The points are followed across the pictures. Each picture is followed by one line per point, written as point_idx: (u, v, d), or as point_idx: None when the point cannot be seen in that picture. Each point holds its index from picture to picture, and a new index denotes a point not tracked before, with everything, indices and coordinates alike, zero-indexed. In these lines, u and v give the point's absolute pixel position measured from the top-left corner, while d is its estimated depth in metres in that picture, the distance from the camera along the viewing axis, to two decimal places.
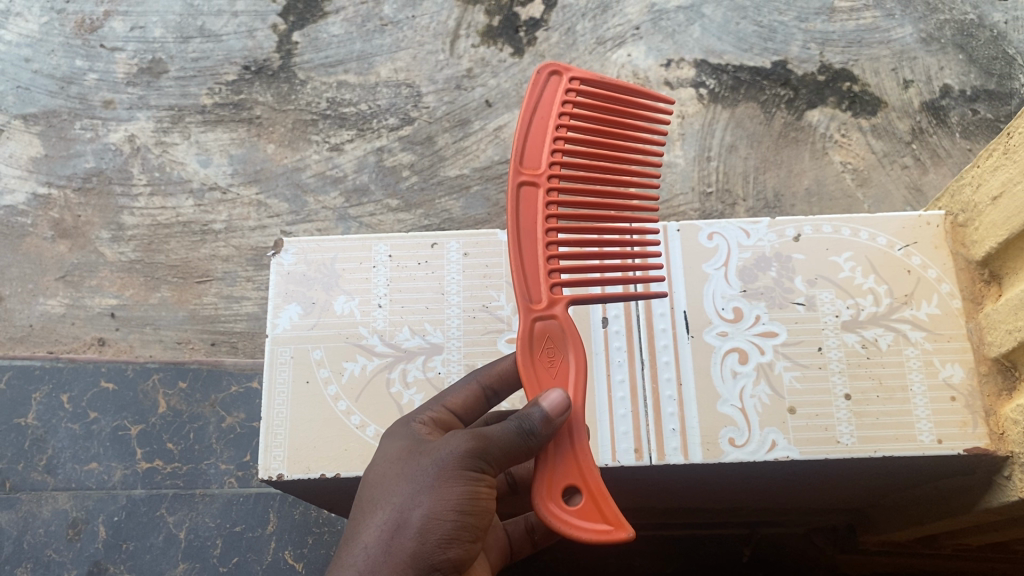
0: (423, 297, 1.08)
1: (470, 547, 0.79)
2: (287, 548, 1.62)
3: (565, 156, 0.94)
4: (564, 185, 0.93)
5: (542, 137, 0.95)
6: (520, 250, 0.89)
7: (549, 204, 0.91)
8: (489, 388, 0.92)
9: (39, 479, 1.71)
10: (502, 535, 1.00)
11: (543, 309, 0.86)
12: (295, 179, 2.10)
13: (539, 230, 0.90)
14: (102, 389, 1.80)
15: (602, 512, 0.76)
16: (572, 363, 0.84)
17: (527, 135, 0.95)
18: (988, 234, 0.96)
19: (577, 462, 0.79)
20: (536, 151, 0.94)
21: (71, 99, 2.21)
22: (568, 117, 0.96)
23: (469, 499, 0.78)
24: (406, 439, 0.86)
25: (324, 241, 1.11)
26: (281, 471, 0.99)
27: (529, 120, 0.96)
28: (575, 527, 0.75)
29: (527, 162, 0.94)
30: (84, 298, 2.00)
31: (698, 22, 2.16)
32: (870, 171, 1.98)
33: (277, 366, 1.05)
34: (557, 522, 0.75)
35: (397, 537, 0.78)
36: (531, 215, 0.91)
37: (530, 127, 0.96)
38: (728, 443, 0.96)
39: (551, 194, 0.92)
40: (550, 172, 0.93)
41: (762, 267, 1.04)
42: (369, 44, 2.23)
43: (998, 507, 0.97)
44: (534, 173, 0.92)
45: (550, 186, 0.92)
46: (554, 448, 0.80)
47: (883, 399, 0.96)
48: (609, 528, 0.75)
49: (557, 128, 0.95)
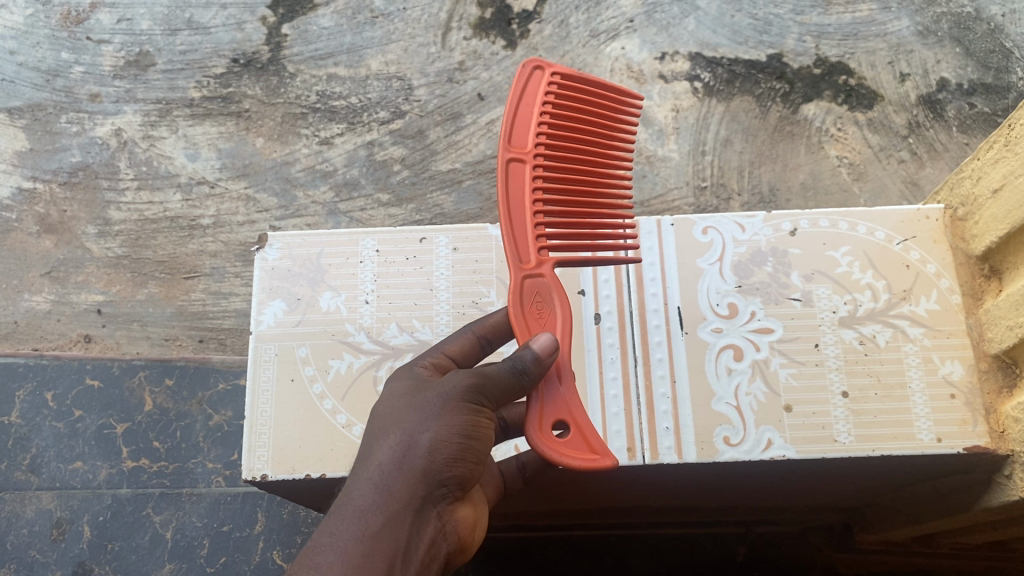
0: (412, 293, 1.05)
1: (476, 469, 0.78)
2: (275, 548, 1.59)
3: (554, 133, 0.92)
4: (554, 163, 0.91)
5: (532, 118, 0.92)
6: (511, 221, 0.87)
7: (539, 178, 0.89)
8: (484, 339, 0.89)
9: (23, 479, 1.68)
10: (497, 479, 0.95)
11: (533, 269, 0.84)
12: (284, 174, 2.07)
13: (531, 205, 0.87)
14: (87, 387, 1.77)
15: (590, 442, 0.75)
16: (559, 315, 0.82)
17: (517, 114, 0.93)
18: (989, 228, 0.94)
19: (566, 396, 0.78)
20: (526, 130, 0.92)
21: (57, 92, 2.18)
22: (555, 99, 0.94)
23: (477, 425, 0.76)
24: (409, 378, 0.84)
25: (310, 235, 1.07)
26: (265, 471, 0.96)
27: (518, 101, 0.93)
28: (563, 456, 0.74)
29: (517, 140, 0.91)
30: (70, 294, 1.96)
31: (693, 15, 2.14)
32: (865, 166, 1.96)
33: (261, 364, 1.02)
34: (547, 449, 0.74)
35: (406, 457, 0.76)
36: (522, 191, 0.88)
37: (520, 108, 0.93)
38: (724, 442, 0.94)
39: (541, 170, 0.90)
40: (540, 151, 0.90)
41: (758, 262, 1.02)
42: (359, 36, 2.20)
43: (998, 506, 0.95)
44: (524, 151, 0.90)
45: (541, 164, 0.90)
46: (544, 384, 0.79)
47: (881, 396, 0.94)
48: (597, 456, 0.74)
49: (545, 108, 0.93)
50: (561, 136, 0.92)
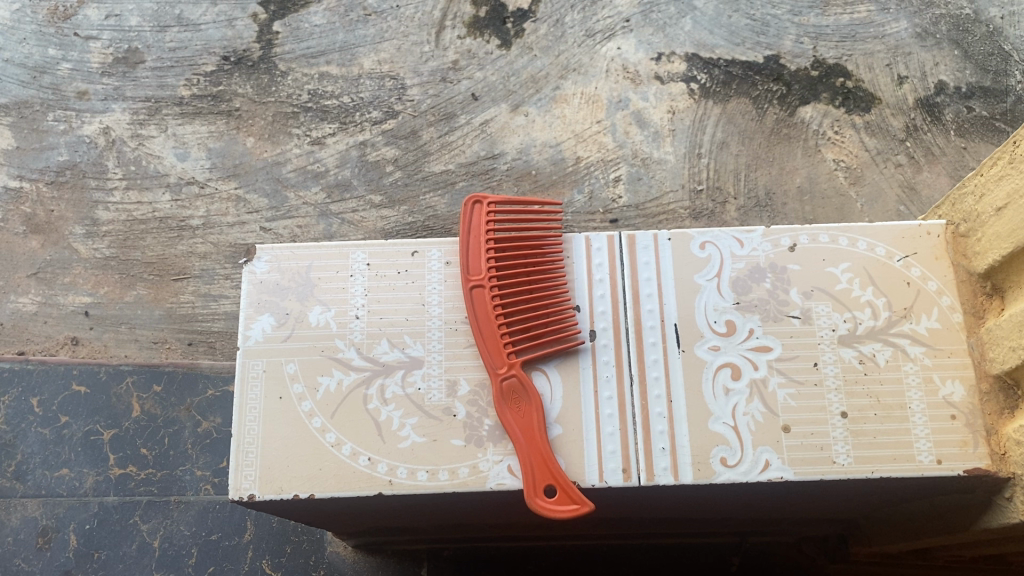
0: (403, 308, 1.02)
1: None
2: (265, 557, 1.55)
3: (504, 257, 1.01)
4: (509, 282, 1.00)
5: (481, 248, 1.01)
6: (482, 340, 0.97)
7: (499, 297, 0.99)
8: None
9: (8, 486, 1.65)
10: None
11: (506, 373, 0.95)
12: (275, 174, 2.03)
13: (494, 323, 0.97)
14: (73, 392, 1.74)
15: (570, 496, 0.90)
16: (532, 400, 0.94)
17: (469, 249, 1.01)
18: (991, 246, 0.93)
19: (547, 464, 0.92)
20: (479, 257, 1.01)
21: (44, 89, 2.13)
22: (498, 229, 1.03)
23: None
24: None
25: (299, 247, 1.04)
26: (253, 491, 0.94)
27: (467, 235, 1.02)
28: (551, 511, 0.90)
29: (472, 268, 1.00)
30: (56, 296, 1.93)
31: (690, 15, 2.11)
32: (863, 170, 1.94)
33: (249, 380, 0.99)
34: (538, 508, 0.90)
35: None
36: (484, 312, 0.98)
37: (470, 240, 1.02)
38: (720, 464, 0.92)
39: (499, 294, 0.99)
40: (496, 276, 1.00)
41: (757, 278, 1.00)
42: (352, 34, 2.17)
43: (998, 527, 0.95)
44: (482, 276, 0.99)
45: (497, 288, 0.99)
46: (525, 458, 0.92)
47: (881, 417, 0.93)
48: (577, 506, 0.90)
49: (490, 238, 1.02)
50: (510, 255, 1.01)
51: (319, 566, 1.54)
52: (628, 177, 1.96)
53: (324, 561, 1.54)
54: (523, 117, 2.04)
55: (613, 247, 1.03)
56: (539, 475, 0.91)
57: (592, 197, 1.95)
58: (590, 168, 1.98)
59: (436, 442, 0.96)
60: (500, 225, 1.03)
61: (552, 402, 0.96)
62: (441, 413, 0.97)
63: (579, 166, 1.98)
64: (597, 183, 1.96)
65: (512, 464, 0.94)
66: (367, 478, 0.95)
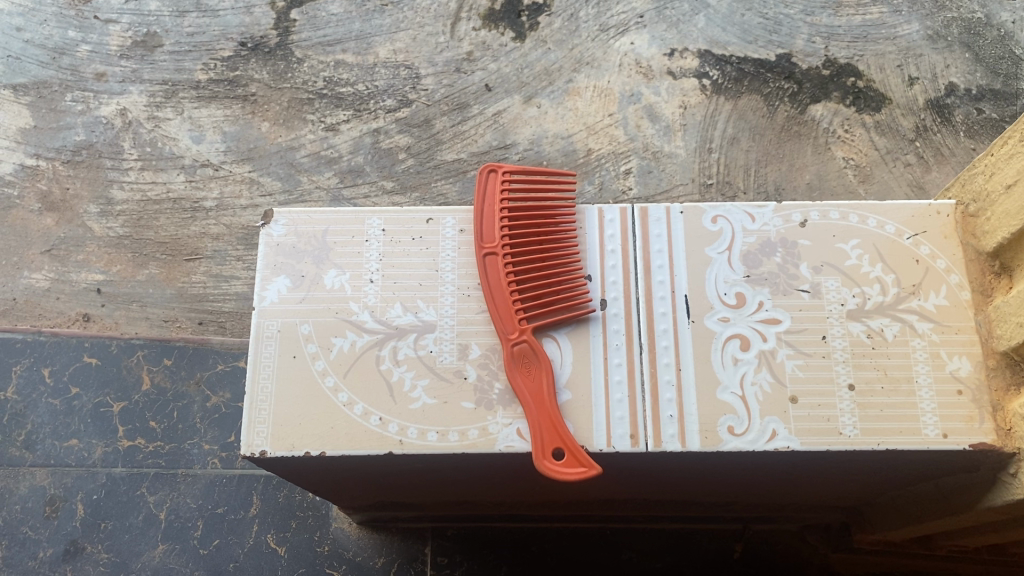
0: (417, 273, 1.03)
1: None
2: (269, 532, 1.56)
3: (517, 227, 1.03)
4: (522, 251, 1.01)
5: (495, 217, 1.02)
6: (495, 305, 0.98)
7: (510, 266, 1.00)
8: None
9: (17, 455, 1.67)
10: None
11: (516, 340, 0.96)
12: (289, 158, 2.06)
13: (506, 291, 0.98)
14: (85, 365, 1.75)
15: (578, 459, 0.91)
16: (542, 364, 0.95)
17: (483, 217, 1.03)
18: (1001, 225, 0.94)
19: (555, 427, 0.93)
20: (492, 226, 1.02)
21: (62, 70, 2.17)
22: (511, 199, 1.04)
23: None
24: None
25: (315, 212, 1.06)
26: (265, 448, 0.96)
27: (480, 204, 1.03)
28: (560, 473, 0.91)
29: (485, 236, 1.02)
30: (69, 273, 1.95)
31: (704, 12, 2.13)
32: (872, 168, 1.95)
33: (263, 340, 1.01)
34: (546, 470, 0.91)
35: None
36: (497, 280, 0.99)
37: (484, 209, 1.03)
38: (728, 432, 0.93)
39: (512, 263, 1.00)
40: (508, 245, 1.01)
41: (767, 252, 1.01)
42: (368, 23, 2.20)
43: (1001, 505, 0.96)
44: (495, 244, 1.01)
45: (510, 256, 1.01)
46: (533, 420, 0.93)
47: (888, 390, 0.94)
48: (584, 468, 0.91)
49: (504, 208, 1.03)
50: (523, 227, 1.03)
51: (324, 542, 1.54)
52: (639, 169, 1.98)
53: (329, 536, 1.55)
54: (536, 108, 2.06)
55: (626, 219, 1.04)
56: (548, 437, 0.92)
57: (601, 189, 1.96)
58: (601, 160, 1.99)
59: (447, 404, 0.97)
60: (513, 197, 1.04)
61: (562, 368, 0.97)
62: (453, 375, 0.98)
63: (590, 157, 1.99)
64: (608, 175, 1.97)
65: (521, 427, 0.95)
66: (378, 437, 0.96)
